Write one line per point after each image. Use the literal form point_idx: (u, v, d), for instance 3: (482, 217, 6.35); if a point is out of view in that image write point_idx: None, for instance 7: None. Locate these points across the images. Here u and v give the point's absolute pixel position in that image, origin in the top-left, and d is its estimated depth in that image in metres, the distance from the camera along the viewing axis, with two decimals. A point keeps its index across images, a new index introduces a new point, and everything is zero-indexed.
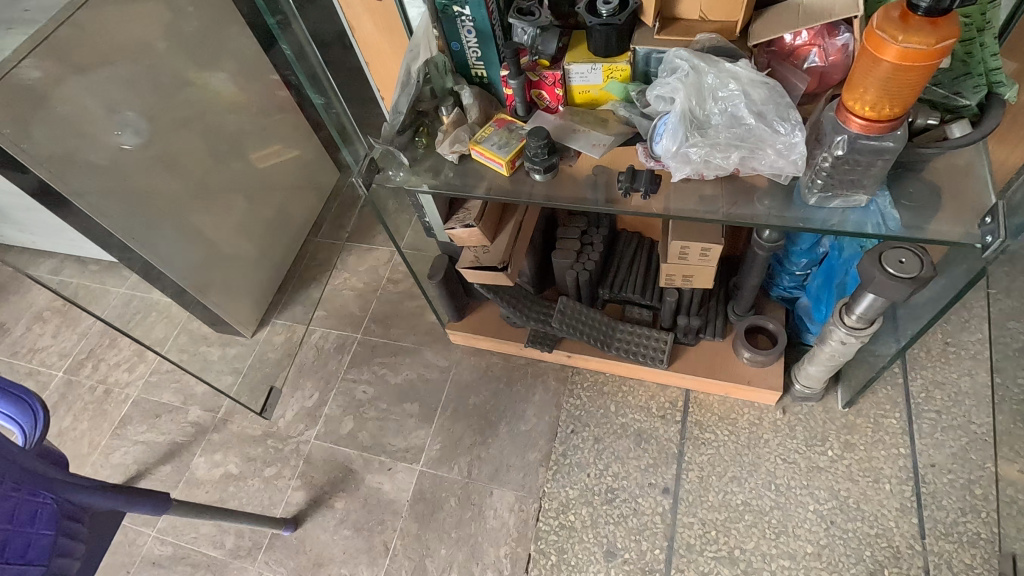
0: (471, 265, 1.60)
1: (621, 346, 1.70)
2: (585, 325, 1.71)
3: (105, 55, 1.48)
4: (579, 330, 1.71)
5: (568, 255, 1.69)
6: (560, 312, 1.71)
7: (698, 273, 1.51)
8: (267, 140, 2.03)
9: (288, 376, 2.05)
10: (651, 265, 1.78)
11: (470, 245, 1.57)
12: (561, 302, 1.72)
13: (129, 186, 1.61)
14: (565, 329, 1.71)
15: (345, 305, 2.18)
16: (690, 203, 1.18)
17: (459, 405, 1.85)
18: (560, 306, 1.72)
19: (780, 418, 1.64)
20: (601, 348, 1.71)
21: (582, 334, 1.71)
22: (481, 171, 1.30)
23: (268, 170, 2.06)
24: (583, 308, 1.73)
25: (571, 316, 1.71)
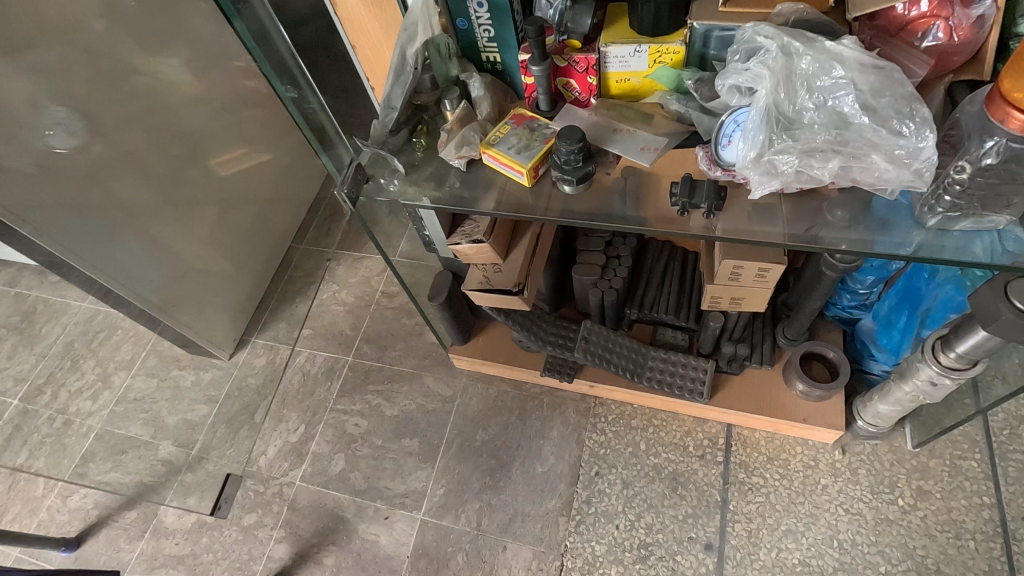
0: (479, 286, 1.35)
1: (655, 377, 1.47)
2: (611, 353, 1.48)
3: (28, 36, 1.20)
4: (605, 358, 1.48)
5: (592, 270, 1.46)
6: (582, 338, 1.48)
7: (751, 294, 1.27)
8: (231, 142, 1.76)
9: (270, 406, 1.80)
10: (686, 280, 1.54)
11: (478, 262, 1.34)
12: (583, 327, 1.49)
13: (71, 196, 1.34)
14: (589, 358, 1.48)
15: (335, 322, 1.94)
16: (761, 220, 0.94)
17: (466, 442, 1.62)
18: (582, 331, 1.49)
19: (839, 459, 1.42)
20: (631, 379, 1.48)
21: (608, 364, 1.48)
22: (494, 179, 1.05)
23: (235, 174, 1.80)
24: (609, 333, 1.50)
25: (595, 343, 1.49)
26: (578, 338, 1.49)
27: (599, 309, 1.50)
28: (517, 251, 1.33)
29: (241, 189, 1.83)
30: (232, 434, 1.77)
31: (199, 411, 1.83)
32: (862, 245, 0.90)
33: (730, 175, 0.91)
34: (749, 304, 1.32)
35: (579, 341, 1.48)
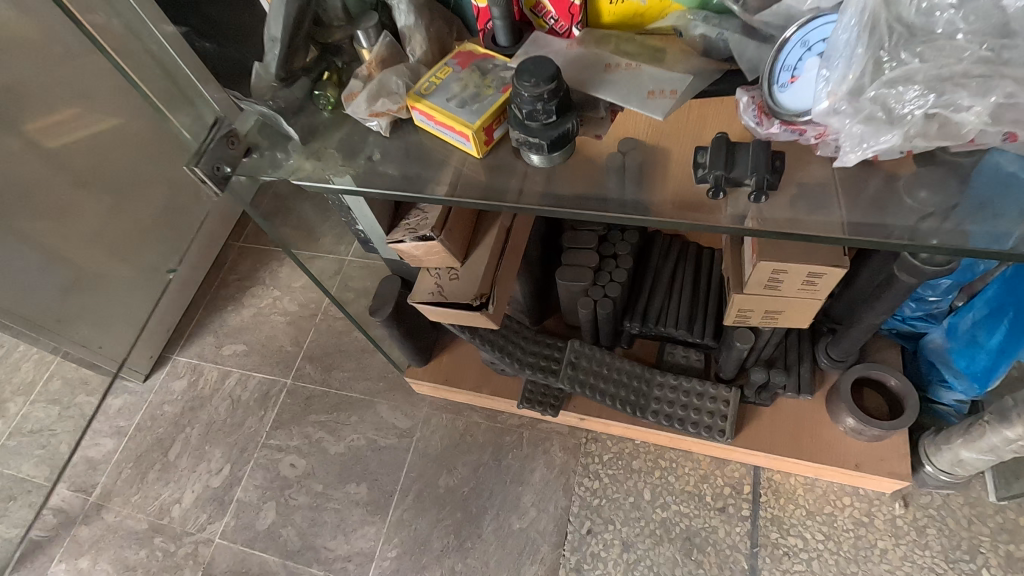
0: (430, 297, 1.01)
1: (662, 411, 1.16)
2: (606, 380, 1.18)
3: None
4: (598, 387, 1.18)
5: (582, 274, 1.16)
6: (569, 362, 1.19)
7: (793, 307, 0.95)
8: (57, 100, 1.26)
9: (188, 441, 1.47)
10: (701, 285, 1.26)
11: (431, 266, 1.01)
12: (569, 347, 1.20)
13: None
14: (576, 387, 1.18)
15: (273, 337, 1.61)
16: (837, 209, 0.62)
17: (428, 488, 1.30)
18: (568, 354, 1.19)
19: (900, 515, 1.11)
20: (633, 414, 1.17)
21: (603, 396, 1.17)
22: (433, 148, 0.72)
23: (74, 145, 1.32)
24: (603, 355, 1.19)
25: (585, 367, 1.19)
26: (564, 361, 1.19)
27: (593, 320, 1.21)
28: (480, 252, 1.00)
29: (100, 166, 1.39)
30: (140, 477, 1.44)
31: (102, 447, 1.50)
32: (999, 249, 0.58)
33: (795, 134, 0.58)
34: (788, 319, 1.00)
35: (565, 366, 1.18)
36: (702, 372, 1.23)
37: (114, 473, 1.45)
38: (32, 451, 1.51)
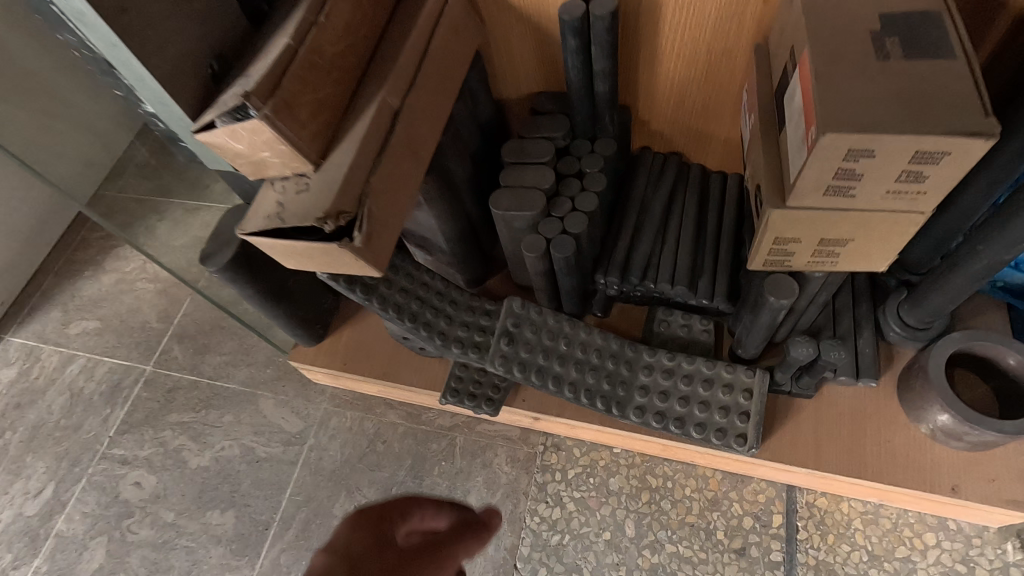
0: (262, 224, 0.60)
1: (651, 406, 0.77)
2: (567, 361, 0.79)
3: None
4: (554, 372, 0.79)
5: (529, 200, 0.76)
6: (507, 334, 0.79)
7: (873, 229, 0.56)
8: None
9: (5, 451, 1.08)
10: (709, 224, 0.87)
11: (274, 177, 0.62)
12: (506, 311, 0.80)
13: None
14: (519, 371, 0.78)
15: (136, 310, 1.20)
16: None
17: (318, 521, 0.92)
18: (506, 321, 0.80)
19: (1002, 562, 0.74)
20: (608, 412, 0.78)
21: (562, 385, 0.78)
22: None
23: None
24: (562, 324, 0.80)
25: (534, 342, 0.79)
26: (500, 332, 0.79)
27: (548, 273, 0.81)
28: (343, 147, 0.60)
29: None
30: None
31: None
32: None
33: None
34: (858, 256, 0.60)
35: (500, 339, 0.79)
36: (712, 350, 0.83)
37: None
38: None
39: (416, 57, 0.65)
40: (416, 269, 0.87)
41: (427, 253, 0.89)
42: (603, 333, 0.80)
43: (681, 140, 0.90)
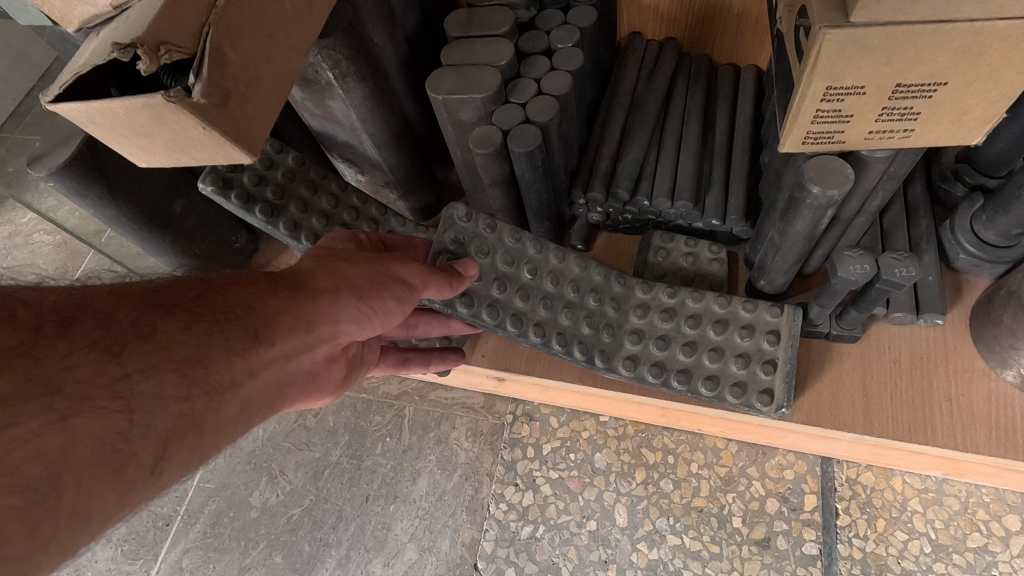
0: (62, 81, 0.40)
1: (646, 356, 0.59)
2: (532, 295, 0.59)
3: None
4: (515, 309, 0.59)
5: (481, 79, 0.56)
6: (450, 254, 0.57)
7: (980, 57, 0.36)
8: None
9: None
10: (719, 126, 0.68)
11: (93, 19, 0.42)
12: (442, 223, 0.57)
13: None
14: (466, 307, 0.57)
15: (29, 267, 1.00)
16: None
17: (231, 513, 0.74)
18: (444, 236, 0.57)
19: None
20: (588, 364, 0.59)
21: (525, 326, 0.58)
22: None
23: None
24: (526, 245, 0.60)
25: (487, 268, 0.58)
26: (437, 254, 0.56)
27: (508, 184, 0.61)
28: None
29: None
30: None
31: None
32: None
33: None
34: (946, 116, 0.41)
35: (443, 261, 0.56)
36: (723, 285, 0.63)
37: None
38: None
39: None
40: (341, 187, 0.67)
41: (357, 170, 0.70)
42: (581, 259, 0.61)
43: (681, 21, 0.71)
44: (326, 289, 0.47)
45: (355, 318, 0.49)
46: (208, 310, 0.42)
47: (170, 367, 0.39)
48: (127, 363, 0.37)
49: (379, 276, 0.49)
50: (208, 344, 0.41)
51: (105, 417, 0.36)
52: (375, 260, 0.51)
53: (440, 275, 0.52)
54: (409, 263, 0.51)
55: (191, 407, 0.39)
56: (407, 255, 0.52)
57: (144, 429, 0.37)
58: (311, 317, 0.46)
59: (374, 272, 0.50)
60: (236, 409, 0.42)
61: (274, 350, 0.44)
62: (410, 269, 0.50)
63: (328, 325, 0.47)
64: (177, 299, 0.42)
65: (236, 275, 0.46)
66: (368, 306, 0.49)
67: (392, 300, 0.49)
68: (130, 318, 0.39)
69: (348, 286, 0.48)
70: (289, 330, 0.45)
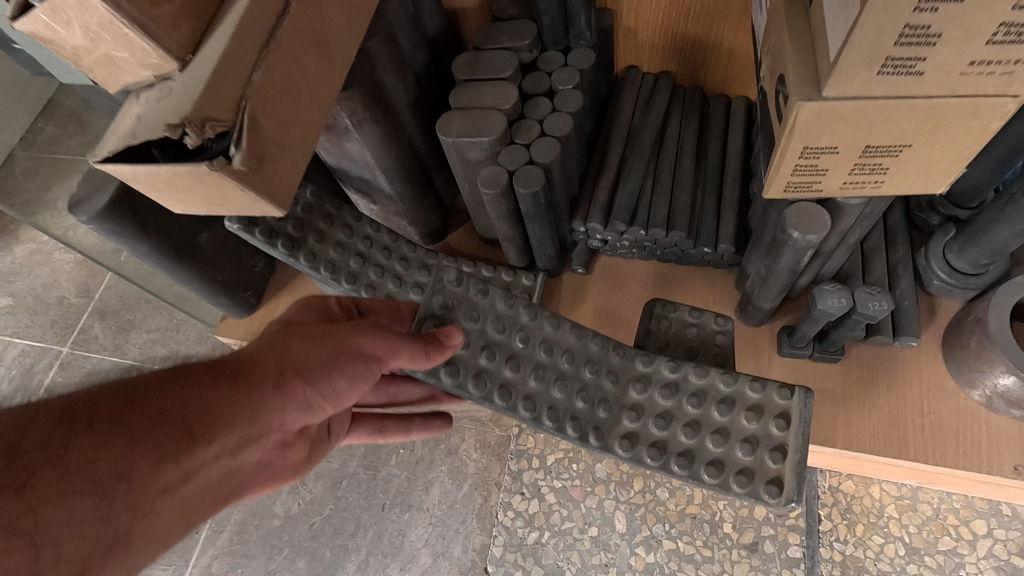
0: (113, 146, 0.45)
1: (644, 435, 0.53)
2: (523, 366, 0.55)
3: None
4: (504, 379, 0.54)
5: (487, 123, 0.60)
6: (437, 318, 0.54)
7: (939, 126, 0.41)
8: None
9: None
10: (710, 156, 0.72)
11: (135, 81, 0.46)
12: (431, 286, 0.54)
13: None
14: (450, 378, 0.53)
15: (52, 285, 1.05)
16: None
17: (256, 521, 0.79)
18: (433, 299, 0.55)
19: None
20: (582, 441, 0.54)
21: (513, 400, 0.54)
22: None
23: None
24: (519, 311, 0.56)
25: (475, 335, 0.54)
26: (424, 318, 0.54)
27: (513, 217, 0.65)
28: (217, 37, 0.44)
29: None
30: None
31: None
32: None
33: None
34: (912, 171, 0.45)
35: (429, 327, 0.54)
36: (731, 360, 0.58)
37: None
38: None
39: None
40: (357, 219, 0.71)
41: (370, 201, 0.75)
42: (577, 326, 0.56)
43: (675, 54, 0.74)
44: (270, 375, 0.50)
45: (301, 402, 0.51)
46: (131, 421, 0.44)
47: (85, 489, 0.41)
48: (32, 497, 0.39)
49: (330, 358, 0.52)
50: (129, 459, 0.43)
51: (9, 557, 0.37)
52: (330, 337, 0.52)
53: (410, 343, 0.50)
54: (367, 335, 0.52)
55: (112, 526, 0.42)
56: (372, 326, 0.53)
57: (55, 560, 0.39)
58: (254, 410, 0.49)
59: (329, 350, 0.52)
60: (168, 514, 0.45)
61: (207, 451, 0.47)
62: (368, 342, 0.52)
63: (273, 414, 0.50)
64: (96, 415, 0.43)
65: (171, 371, 0.48)
66: (314, 390, 0.51)
67: (348, 377, 0.52)
68: (42, 442, 0.41)
69: (296, 371, 0.51)
70: (226, 426, 0.48)
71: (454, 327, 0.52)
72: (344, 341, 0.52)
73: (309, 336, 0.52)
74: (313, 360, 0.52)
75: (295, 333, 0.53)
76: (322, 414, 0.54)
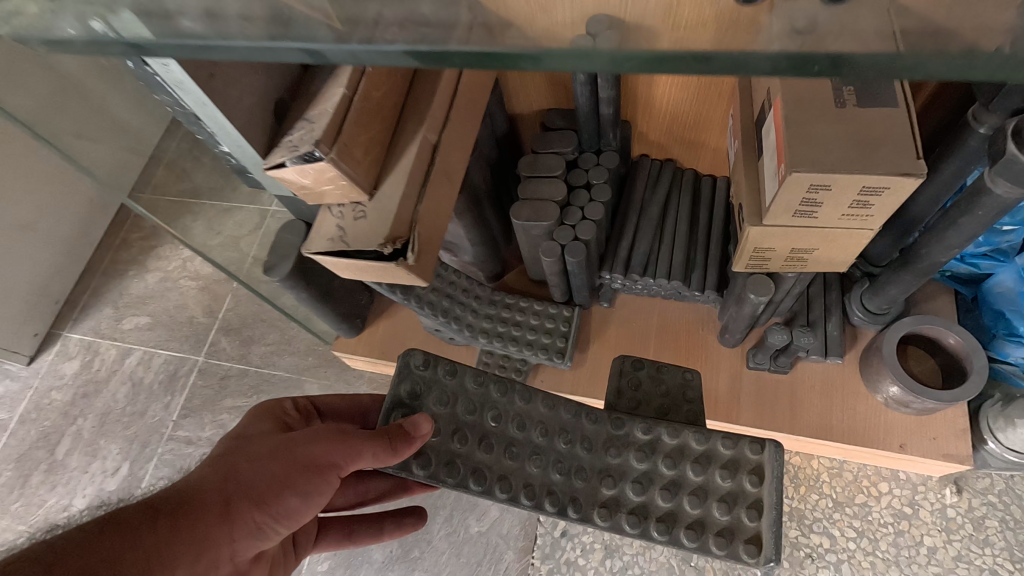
0: (327, 247, 0.73)
1: (624, 501, 0.60)
2: (494, 445, 0.64)
3: None
4: (477, 461, 0.63)
5: (544, 211, 0.88)
6: (405, 405, 0.64)
7: (832, 240, 0.68)
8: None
9: (79, 435, 1.21)
10: (699, 222, 0.99)
11: (332, 202, 0.73)
12: (400, 375, 0.65)
13: None
14: (423, 469, 0.61)
15: (182, 307, 1.32)
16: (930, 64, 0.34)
17: None
18: (401, 387, 0.65)
19: (951, 504, 0.89)
20: (562, 513, 0.61)
21: (487, 482, 0.62)
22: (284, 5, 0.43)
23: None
24: (489, 388, 0.66)
25: (446, 419, 0.64)
26: (393, 410, 0.63)
27: (561, 272, 0.93)
28: (394, 180, 0.71)
29: None
30: (20, 481, 1.18)
31: None
32: None
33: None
34: (823, 260, 0.73)
35: (397, 417, 0.63)
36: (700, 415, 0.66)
37: None
38: None
39: (448, 96, 0.76)
40: (444, 269, 0.98)
41: (452, 255, 1.02)
42: (547, 400, 0.66)
43: (676, 148, 1.01)
44: (218, 502, 0.54)
45: (251, 526, 0.55)
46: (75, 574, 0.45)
47: None
48: None
49: (280, 476, 0.57)
50: None
51: None
52: (277, 455, 0.58)
53: (364, 441, 0.58)
54: (315, 444, 0.59)
55: None
56: (316, 436, 0.60)
57: None
58: (201, 541, 0.52)
59: (278, 467, 0.57)
60: None
61: None
62: (318, 450, 0.58)
63: (223, 541, 0.53)
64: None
65: (116, 518, 0.50)
66: (266, 508, 0.56)
67: (302, 489, 0.57)
68: None
69: (243, 495, 0.55)
70: (174, 563, 0.50)
71: (421, 414, 0.60)
72: (292, 454, 0.58)
73: (258, 454, 0.58)
74: (263, 478, 0.56)
75: (240, 457, 0.58)
76: (275, 535, 0.58)
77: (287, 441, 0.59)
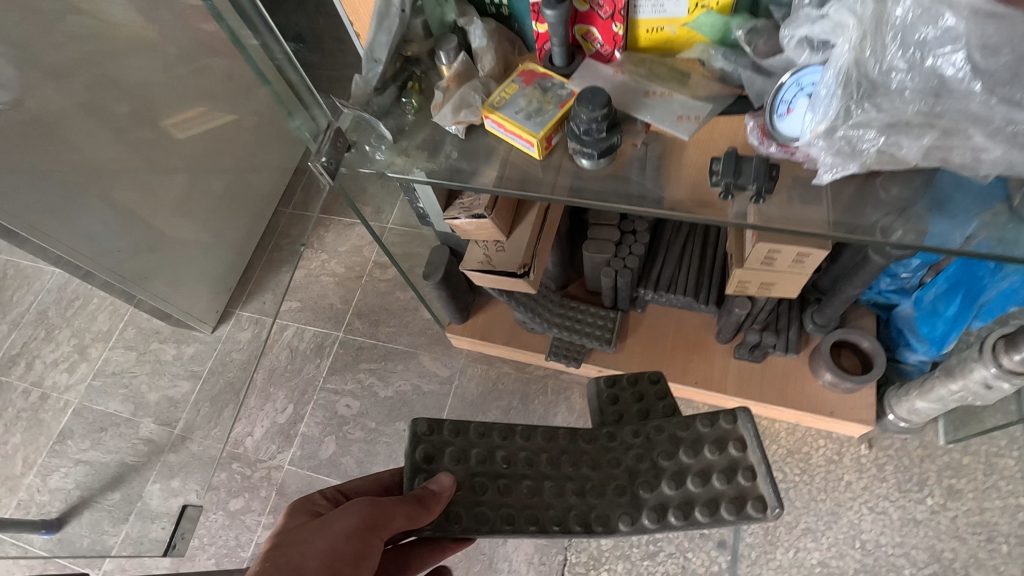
0: (478, 266, 1.20)
1: (644, 502, 0.83)
2: (511, 486, 0.85)
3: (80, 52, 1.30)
4: (501, 502, 0.84)
5: (605, 247, 1.35)
6: (424, 471, 0.86)
7: (785, 279, 1.14)
8: (183, 99, 1.54)
9: (255, 384, 1.70)
10: (706, 257, 1.42)
11: (479, 238, 1.20)
12: (413, 445, 0.87)
13: (89, 161, 1.40)
14: (456, 523, 0.81)
15: (324, 296, 1.80)
16: (807, 212, 0.80)
17: None
18: (417, 455, 0.87)
19: (865, 454, 1.34)
20: (591, 528, 0.82)
21: (516, 520, 0.82)
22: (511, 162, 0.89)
23: (192, 138, 1.61)
24: (492, 436, 0.89)
25: (463, 475, 0.86)
26: (415, 476, 0.85)
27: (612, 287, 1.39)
28: (522, 227, 1.18)
29: (200, 153, 1.64)
30: (214, 412, 1.67)
31: (180, 388, 1.72)
32: (902, 242, 0.78)
33: (788, 153, 0.75)
34: (781, 291, 1.18)
35: (420, 481, 0.85)
36: (672, 408, 0.92)
37: (192, 410, 1.68)
38: (116, 390, 1.73)
39: None
40: None
41: None
42: (546, 434, 0.89)
43: None
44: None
45: None
46: None
47: None
48: None
49: (326, 551, 0.76)
50: None
51: None
52: (320, 532, 0.78)
53: (390, 505, 0.78)
54: (348, 520, 0.79)
55: None
56: (348, 514, 0.80)
57: None
58: None
59: (322, 543, 0.77)
60: None
61: None
62: (349, 522, 0.79)
63: None
64: None
65: None
66: None
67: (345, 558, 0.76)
68: None
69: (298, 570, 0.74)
70: None
71: (442, 473, 0.82)
72: (331, 527, 0.78)
73: (306, 535, 0.78)
74: (312, 554, 0.76)
75: (293, 542, 0.77)
76: None
77: (326, 522, 0.79)
